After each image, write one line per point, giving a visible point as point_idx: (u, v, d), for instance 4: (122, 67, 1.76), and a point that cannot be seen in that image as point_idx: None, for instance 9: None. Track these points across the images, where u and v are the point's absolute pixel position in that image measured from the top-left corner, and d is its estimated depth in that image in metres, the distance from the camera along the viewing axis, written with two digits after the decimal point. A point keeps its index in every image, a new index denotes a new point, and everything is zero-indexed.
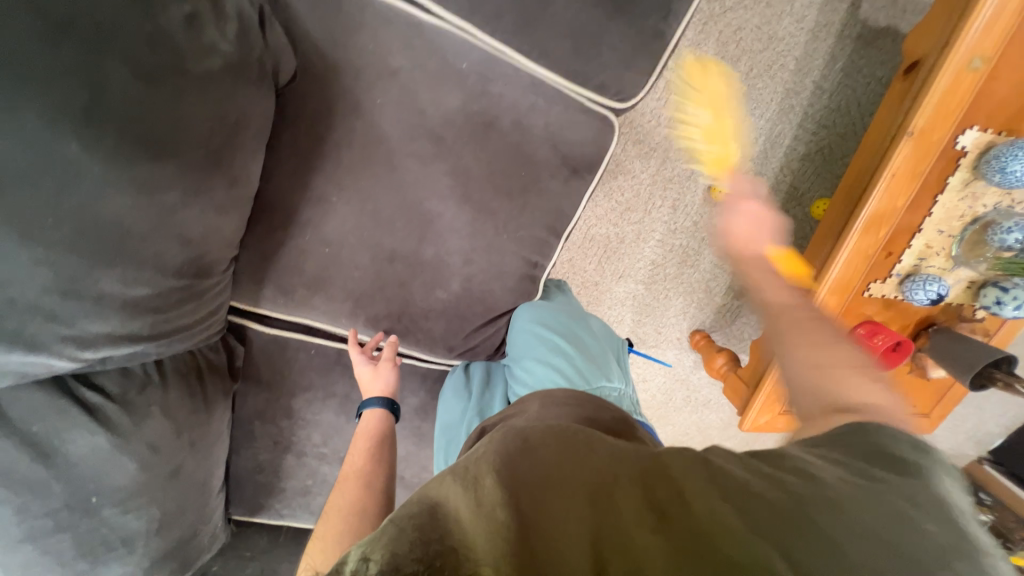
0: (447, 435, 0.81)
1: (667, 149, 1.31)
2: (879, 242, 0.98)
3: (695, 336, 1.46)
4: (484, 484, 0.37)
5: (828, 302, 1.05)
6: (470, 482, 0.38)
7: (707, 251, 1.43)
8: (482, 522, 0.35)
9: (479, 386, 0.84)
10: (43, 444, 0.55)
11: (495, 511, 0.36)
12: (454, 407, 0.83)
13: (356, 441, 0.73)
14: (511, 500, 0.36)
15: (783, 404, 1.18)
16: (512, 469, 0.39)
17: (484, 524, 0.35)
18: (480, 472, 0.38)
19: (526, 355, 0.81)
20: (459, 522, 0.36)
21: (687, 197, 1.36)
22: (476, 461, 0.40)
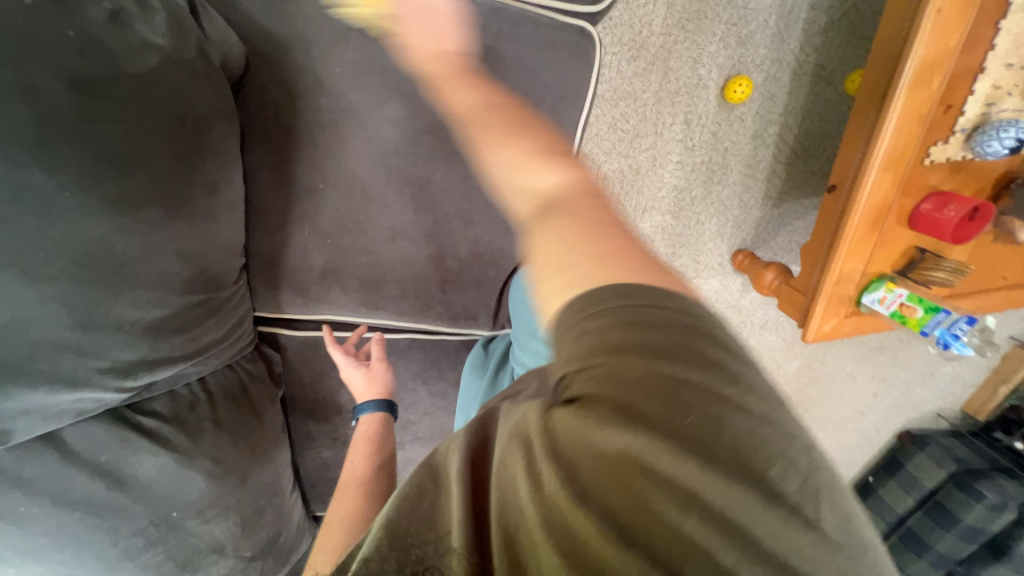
0: (465, 412, 0.79)
1: (668, 57, 1.17)
2: (933, 95, 0.84)
3: (738, 257, 1.37)
4: (450, 480, 0.34)
5: (882, 181, 0.93)
6: (441, 477, 0.35)
7: (732, 162, 1.32)
8: (454, 521, 0.32)
9: (493, 366, 0.78)
10: (115, 471, 0.59)
11: (457, 508, 0.32)
12: (470, 384, 0.81)
13: (356, 446, 0.72)
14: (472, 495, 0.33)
15: (848, 305, 1.08)
16: (450, 468, 0.35)
17: (455, 520, 0.32)
18: (447, 466, 0.35)
19: (526, 327, 0.73)
20: (432, 519, 0.33)
21: (699, 107, 1.23)
22: (443, 453, 0.37)
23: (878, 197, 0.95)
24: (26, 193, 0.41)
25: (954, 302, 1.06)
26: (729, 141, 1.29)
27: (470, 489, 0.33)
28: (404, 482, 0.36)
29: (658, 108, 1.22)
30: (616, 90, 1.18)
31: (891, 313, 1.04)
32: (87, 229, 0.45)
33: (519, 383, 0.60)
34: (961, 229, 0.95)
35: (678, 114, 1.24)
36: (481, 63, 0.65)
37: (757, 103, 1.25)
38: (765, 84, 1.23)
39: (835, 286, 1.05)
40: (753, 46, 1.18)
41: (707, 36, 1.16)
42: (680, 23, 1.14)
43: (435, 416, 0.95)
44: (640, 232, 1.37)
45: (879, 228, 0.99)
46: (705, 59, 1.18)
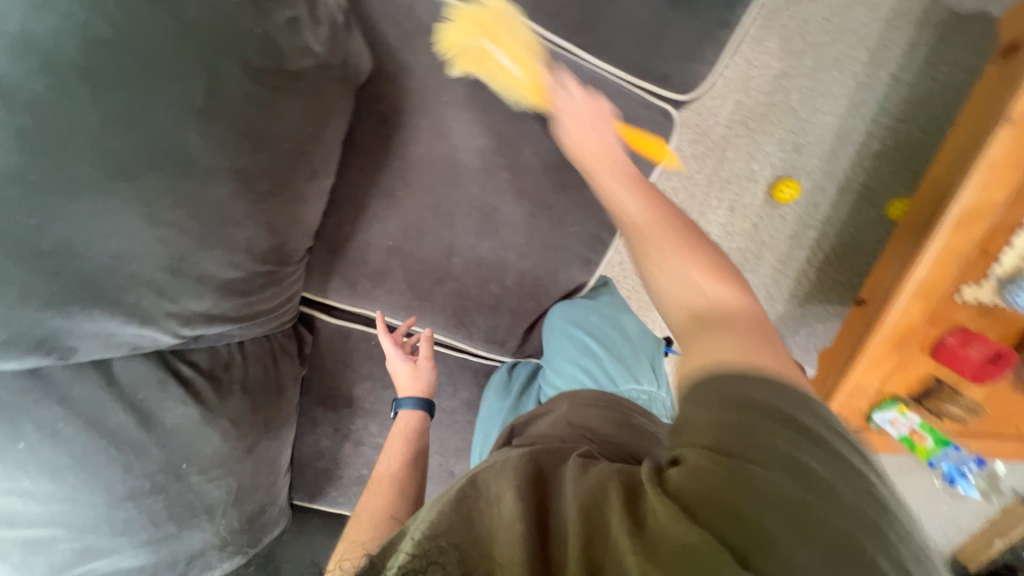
0: (485, 430, 0.82)
1: (726, 147, 1.25)
2: (973, 239, 0.89)
3: None
4: (504, 499, 0.38)
5: (912, 308, 0.96)
6: (493, 498, 0.39)
7: (767, 255, 1.37)
8: (507, 533, 0.36)
9: (518, 389, 0.84)
10: (146, 410, 0.61)
11: (513, 524, 0.36)
12: (492, 403, 0.85)
13: (393, 442, 0.75)
14: (531, 514, 0.37)
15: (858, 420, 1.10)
16: (505, 491, 0.39)
17: (510, 534, 0.36)
18: (500, 488, 0.39)
19: (557, 356, 0.79)
20: (481, 530, 0.37)
21: (746, 198, 1.30)
22: (494, 473, 0.41)
23: (906, 321, 0.98)
24: (173, 147, 0.47)
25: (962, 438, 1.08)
26: (768, 235, 1.35)
27: (530, 507, 0.38)
28: (454, 490, 0.40)
29: (707, 191, 1.29)
30: (672, 166, 1.26)
31: (901, 436, 1.04)
32: (208, 188, 0.50)
33: (549, 403, 0.69)
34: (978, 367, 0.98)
35: (726, 200, 1.30)
36: None
37: (800, 206, 1.31)
38: (812, 191, 1.29)
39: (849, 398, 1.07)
40: (806, 155, 1.25)
41: (766, 136, 1.24)
42: (743, 120, 1.22)
43: (437, 431, 0.96)
44: None
45: (902, 350, 1.02)
46: (760, 156, 1.25)
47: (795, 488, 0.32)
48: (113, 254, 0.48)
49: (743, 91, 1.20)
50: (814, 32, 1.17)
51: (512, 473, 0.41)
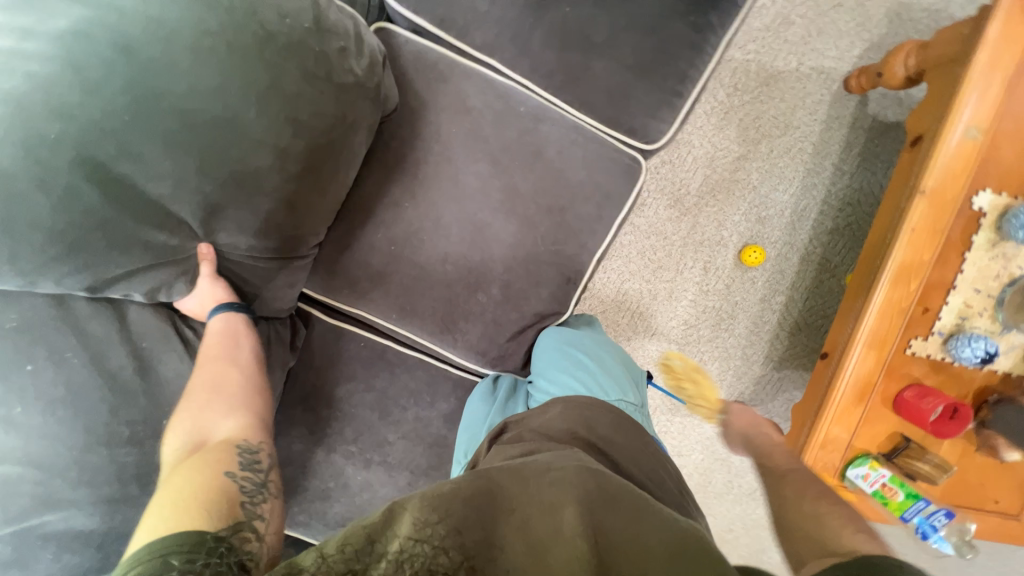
0: (470, 434, 0.91)
1: (698, 214, 1.41)
2: (912, 295, 1.00)
3: (736, 407, 1.47)
4: (563, 509, 0.56)
5: (867, 358, 1.04)
6: (551, 497, 0.57)
7: (740, 315, 1.49)
8: (557, 528, 0.54)
9: (504, 397, 0.94)
10: (145, 358, 0.66)
11: (566, 511, 0.56)
12: (479, 410, 0.94)
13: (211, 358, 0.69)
14: (582, 527, 0.54)
15: (833, 477, 1.12)
16: (563, 478, 0.61)
17: (560, 533, 0.54)
18: (558, 495, 0.57)
19: (549, 369, 0.91)
20: (537, 515, 0.56)
21: (718, 260, 1.44)
22: (548, 489, 0.58)
23: (861, 372, 1.05)
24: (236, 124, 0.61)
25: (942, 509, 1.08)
26: (740, 297, 1.48)
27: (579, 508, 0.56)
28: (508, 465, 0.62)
29: (682, 251, 1.44)
30: (651, 227, 1.42)
31: (873, 492, 1.04)
32: (251, 159, 0.63)
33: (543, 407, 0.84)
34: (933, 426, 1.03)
35: (699, 261, 1.45)
36: (555, 155, 0.85)
37: (767, 271, 1.45)
38: (777, 260, 1.44)
39: (821, 450, 1.10)
40: (769, 227, 1.42)
41: (732, 208, 1.41)
42: (713, 192, 1.40)
43: (412, 442, 0.98)
44: (646, 351, 1.51)
45: (863, 403, 1.07)
46: (728, 224, 1.42)
47: None
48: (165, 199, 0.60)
49: (710, 167, 1.38)
50: (767, 125, 1.35)
51: (567, 494, 0.57)
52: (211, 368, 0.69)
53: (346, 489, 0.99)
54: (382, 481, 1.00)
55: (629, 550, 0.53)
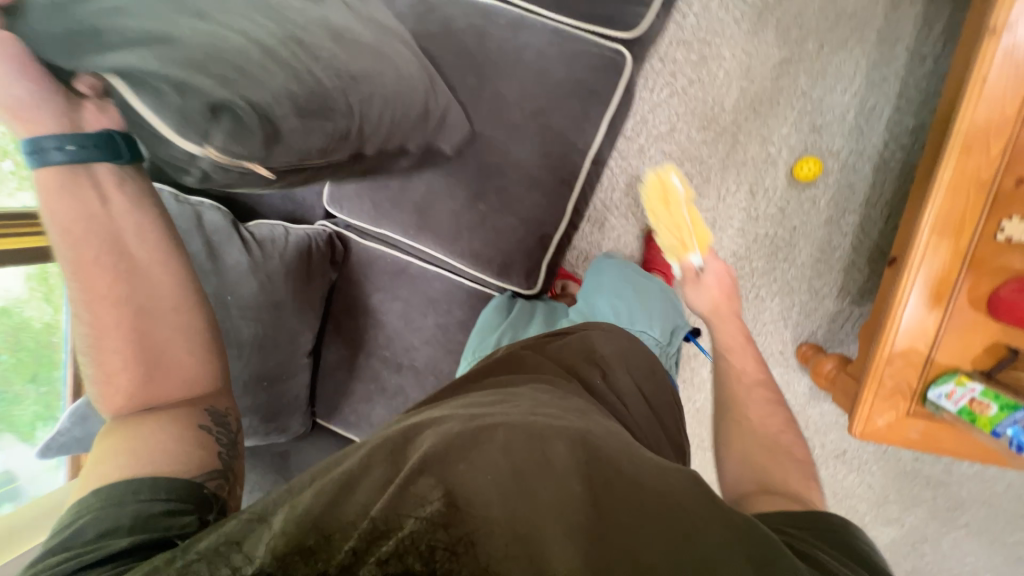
0: (479, 339, 1.01)
1: (736, 133, 1.31)
2: (994, 163, 0.82)
3: (803, 346, 1.34)
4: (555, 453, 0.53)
5: (937, 248, 0.87)
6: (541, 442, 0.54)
7: (801, 242, 1.33)
8: (554, 482, 0.50)
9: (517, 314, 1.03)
10: (213, 248, 0.88)
11: (561, 469, 0.52)
12: (493, 318, 1.03)
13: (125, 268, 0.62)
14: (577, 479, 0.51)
15: (911, 400, 0.94)
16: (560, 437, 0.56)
17: (554, 487, 0.50)
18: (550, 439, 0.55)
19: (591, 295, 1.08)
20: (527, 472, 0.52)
21: (766, 181, 1.32)
22: (546, 433, 0.56)
23: (935, 267, 0.88)
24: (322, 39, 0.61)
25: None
26: (798, 221, 1.32)
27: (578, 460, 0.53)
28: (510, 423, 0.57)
29: (723, 175, 1.34)
30: (683, 153, 1.35)
31: (959, 410, 0.86)
32: None
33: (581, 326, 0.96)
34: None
35: (744, 185, 1.33)
36: (535, 57, 0.90)
37: (830, 187, 1.28)
38: (842, 173, 1.26)
39: (887, 367, 0.94)
40: (829, 135, 1.25)
41: (778, 120, 1.28)
42: (751, 107, 1.29)
43: (435, 348, 1.09)
44: None
45: (945, 305, 0.89)
46: (776, 139, 1.29)
47: None
48: (211, 43, 0.46)
49: (747, 79, 1.28)
50: (814, 19, 1.21)
51: (562, 438, 0.56)
52: (108, 312, 0.61)
53: (384, 390, 1.13)
54: (413, 384, 1.12)
55: (621, 499, 0.51)
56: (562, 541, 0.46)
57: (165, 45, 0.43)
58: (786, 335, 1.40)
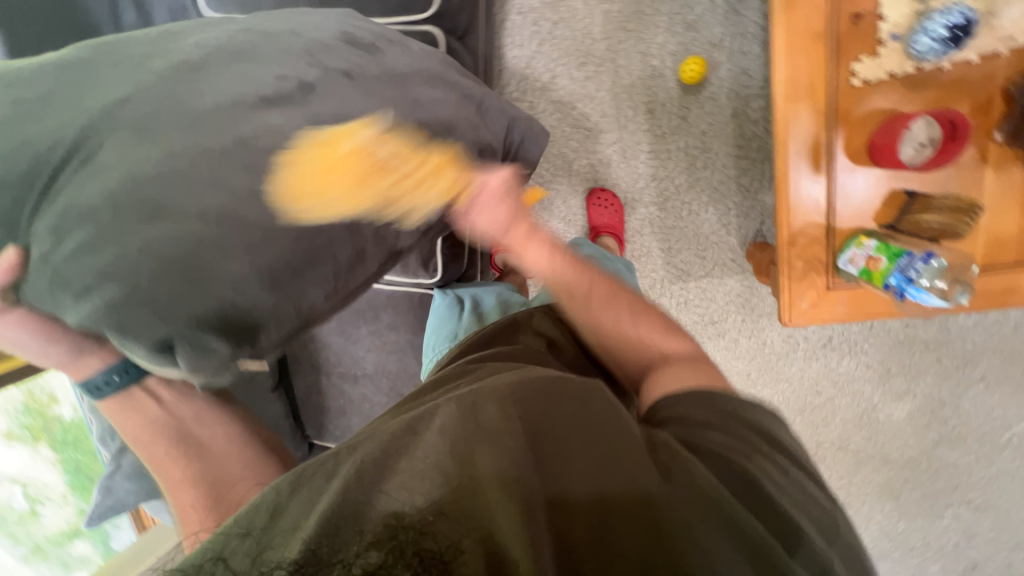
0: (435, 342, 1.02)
1: (615, 58, 1.29)
2: (825, 10, 0.77)
3: (749, 247, 1.30)
4: (487, 411, 0.52)
5: (801, 114, 0.82)
6: (474, 407, 0.53)
7: (715, 143, 1.29)
8: (487, 443, 0.49)
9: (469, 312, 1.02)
10: None
11: (494, 426, 0.51)
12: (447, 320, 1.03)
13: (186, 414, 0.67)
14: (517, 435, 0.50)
15: (829, 274, 0.90)
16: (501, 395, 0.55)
17: (490, 450, 0.48)
18: (485, 402, 0.54)
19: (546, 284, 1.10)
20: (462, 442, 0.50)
21: (660, 95, 1.29)
22: (482, 394, 0.56)
23: (805, 133, 0.83)
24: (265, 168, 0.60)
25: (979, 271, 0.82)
26: (705, 124, 1.28)
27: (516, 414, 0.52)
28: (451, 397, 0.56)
29: (616, 104, 1.32)
30: (572, 94, 1.33)
31: (859, 272, 0.84)
32: None
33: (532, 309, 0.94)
34: (921, 166, 0.79)
35: (640, 106, 1.31)
36: None
37: (725, 81, 1.24)
38: (730, 60, 1.23)
39: (796, 248, 0.89)
40: (703, 27, 1.22)
41: (651, 31, 1.25)
42: (622, 27, 1.27)
43: (380, 352, 1.17)
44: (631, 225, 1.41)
45: (827, 169, 0.85)
46: (655, 50, 1.26)
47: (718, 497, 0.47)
48: (188, 278, 0.56)
49: (606, 2, 1.26)
50: None
51: (495, 397, 0.54)
52: (171, 461, 0.65)
53: (351, 403, 1.23)
54: (372, 391, 1.21)
55: (559, 445, 0.51)
56: (501, 501, 0.45)
57: (162, 323, 0.55)
58: (732, 241, 1.37)
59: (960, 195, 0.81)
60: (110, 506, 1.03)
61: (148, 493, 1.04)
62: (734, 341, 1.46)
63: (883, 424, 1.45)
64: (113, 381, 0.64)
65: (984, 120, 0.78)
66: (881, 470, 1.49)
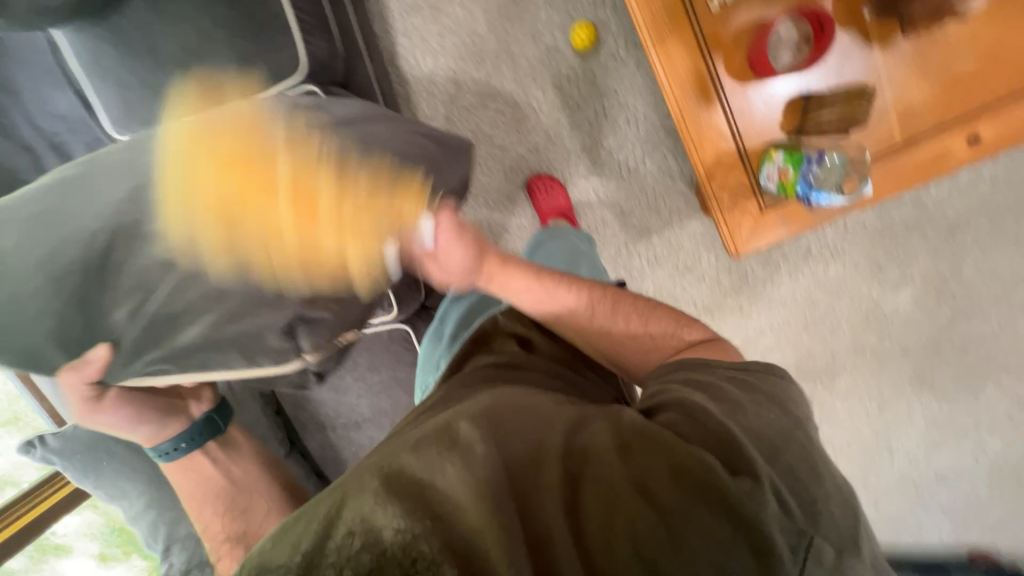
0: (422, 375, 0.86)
1: (508, 48, 1.30)
2: None
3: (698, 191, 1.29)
4: (457, 428, 0.48)
5: (674, 46, 0.81)
6: (443, 432, 0.48)
7: (629, 96, 1.30)
8: (457, 461, 0.44)
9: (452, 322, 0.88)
10: None
11: (465, 440, 0.46)
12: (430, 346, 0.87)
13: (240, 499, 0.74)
14: (486, 438, 0.46)
15: (756, 194, 0.89)
16: (472, 410, 0.52)
17: (459, 471, 0.43)
18: (453, 425, 0.48)
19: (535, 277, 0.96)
20: (427, 472, 0.44)
21: (563, 68, 1.30)
22: (456, 420, 0.50)
23: (687, 68, 0.82)
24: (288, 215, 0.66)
25: (878, 160, 0.84)
26: (614, 82, 1.29)
27: (482, 424, 0.48)
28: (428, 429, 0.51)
29: (525, 89, 1.32)
30: (480, 96, 1.34)
31: (776, 187, 0.85)
32: None
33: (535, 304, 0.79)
34: (799, 66, 0.82)
35: (547, 84, 1.31)
36: None
37: (616, 36, 1.26)
38: (615, 13, 1.25)
39: (717, 180, 0.88)
40: None
41: (533, 10, 1.27)
42: (506, 17, 1.29)
43: (373, 394, 1.22)
44: (580, 200, 1.39)
45: (718, 96, 0.84)
46: (543, 28, 1.28)
47: (705, 487, 0.40)
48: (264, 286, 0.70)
49: None
50: None
51: (466, 414, 0.50)
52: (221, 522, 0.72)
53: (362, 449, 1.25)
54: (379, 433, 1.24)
55: (524, 443, 0.46)
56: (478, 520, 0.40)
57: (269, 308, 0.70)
58: (679, 185, 1.36)
59: (849, 85, 0.82)
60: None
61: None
62: (718, 280, 1.41)
63: (891, 317, 1.39)
64: (184, 445, 0.80)
65: (848, 5, 0.79)
66: (907, 363, 1.41)
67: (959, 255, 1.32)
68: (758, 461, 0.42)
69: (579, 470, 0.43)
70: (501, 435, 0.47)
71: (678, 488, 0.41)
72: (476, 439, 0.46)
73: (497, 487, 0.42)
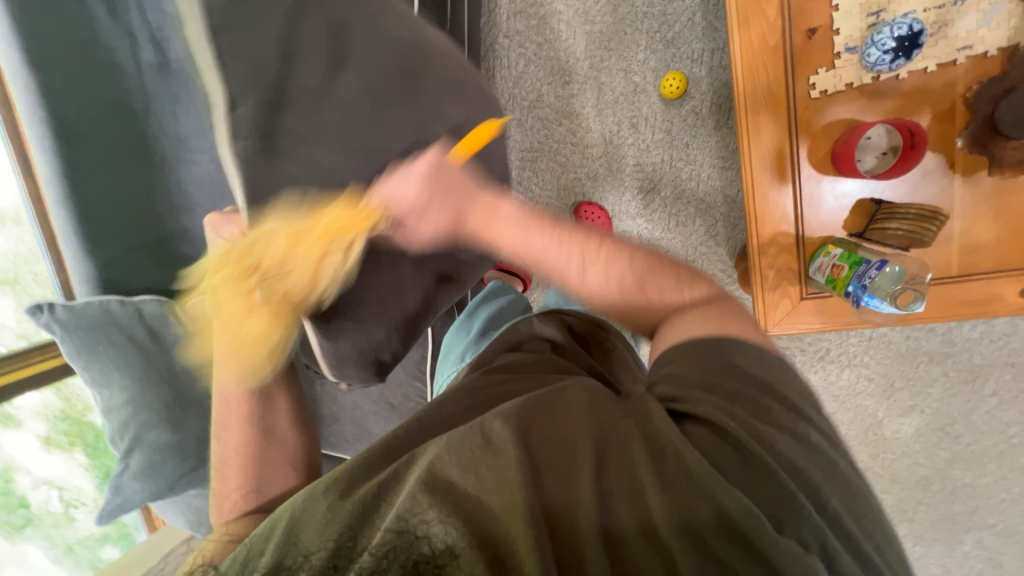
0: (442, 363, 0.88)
1: (598, 76, 1.34)
2: (779, 26, 0.80)
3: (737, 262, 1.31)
4: (489, 426, 0.44)
5: (764, 121, 0.84)
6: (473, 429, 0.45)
7: (698, 154, 1.32)
8: (489, 464, 0.42)
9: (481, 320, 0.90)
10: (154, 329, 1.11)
11: (497, 442, 0.43)
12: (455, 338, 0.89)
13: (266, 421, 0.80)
14: (520, 443, 0.43)
15: (803, 281, 0.90)
16: (500, 405, 0.48)
17: (492, 476, 0.41)
18: (484, 421, 0.45)
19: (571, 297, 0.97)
20: (459, 473, 0.42)
21: (644, 110, 1.33)
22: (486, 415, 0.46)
23: (770, 143, 0.84)
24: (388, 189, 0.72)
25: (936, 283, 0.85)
26: (688, 137, 1.32)
27: (513, 423, 0.44)
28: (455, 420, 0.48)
29: (601, 119, 1.36)
30: (557, 113, 1.38)
31: (825, 279, 0.86)
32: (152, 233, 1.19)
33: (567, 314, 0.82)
34: (878, 173, 0.83)
35: (624, 120, 1.35)
36: None
37: (704, 95, 1.30)
38: (710, 74, 1.28)
39: (769, 258, 0.89)
40: (682, 44, 1.28)
41: (632, 48, 1.31)
42: (605, 47, 1.32)
43: None
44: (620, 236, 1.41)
45: (793, 179, 0.85)
46: (636, 67, 1.32)
47: (753, 533, 0.38)
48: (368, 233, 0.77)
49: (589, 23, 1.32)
50: None
51: (497, 410, 0.46)
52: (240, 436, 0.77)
53: (342, 412, 1.24)
54: (363, 401, 1.23)
55: (561, 450, 0.43)
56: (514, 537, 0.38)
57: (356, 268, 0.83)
58: (721, 252, 1.37)
59: (922, 204, 0.83)
60: (119, 505, 1.09)
61: (153, 493, 1.10)
62: None
63: (890, 441, 1.38)
64: None
65: (947, 129, 0.80)
66: (892, 491, 1.39)
67: (975, 402, 1.31)
68: (808, 506, 0.39)
69: (622, 495, 0.40)
70: (534, 440, 0.43)
71: (730, 528, 0.38)
72: (509, 441, 0.43)
73: (531, 502, 0.39)
